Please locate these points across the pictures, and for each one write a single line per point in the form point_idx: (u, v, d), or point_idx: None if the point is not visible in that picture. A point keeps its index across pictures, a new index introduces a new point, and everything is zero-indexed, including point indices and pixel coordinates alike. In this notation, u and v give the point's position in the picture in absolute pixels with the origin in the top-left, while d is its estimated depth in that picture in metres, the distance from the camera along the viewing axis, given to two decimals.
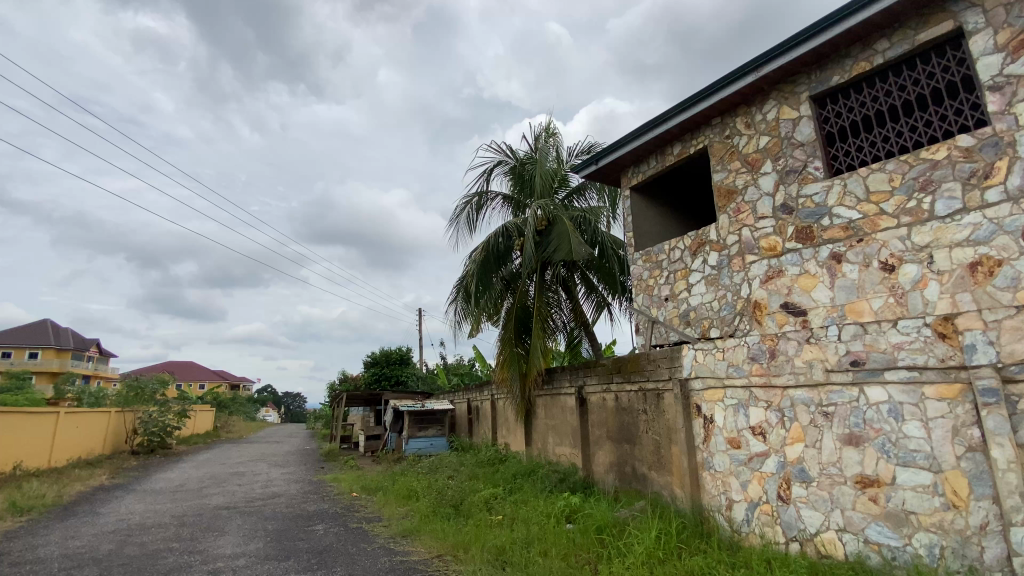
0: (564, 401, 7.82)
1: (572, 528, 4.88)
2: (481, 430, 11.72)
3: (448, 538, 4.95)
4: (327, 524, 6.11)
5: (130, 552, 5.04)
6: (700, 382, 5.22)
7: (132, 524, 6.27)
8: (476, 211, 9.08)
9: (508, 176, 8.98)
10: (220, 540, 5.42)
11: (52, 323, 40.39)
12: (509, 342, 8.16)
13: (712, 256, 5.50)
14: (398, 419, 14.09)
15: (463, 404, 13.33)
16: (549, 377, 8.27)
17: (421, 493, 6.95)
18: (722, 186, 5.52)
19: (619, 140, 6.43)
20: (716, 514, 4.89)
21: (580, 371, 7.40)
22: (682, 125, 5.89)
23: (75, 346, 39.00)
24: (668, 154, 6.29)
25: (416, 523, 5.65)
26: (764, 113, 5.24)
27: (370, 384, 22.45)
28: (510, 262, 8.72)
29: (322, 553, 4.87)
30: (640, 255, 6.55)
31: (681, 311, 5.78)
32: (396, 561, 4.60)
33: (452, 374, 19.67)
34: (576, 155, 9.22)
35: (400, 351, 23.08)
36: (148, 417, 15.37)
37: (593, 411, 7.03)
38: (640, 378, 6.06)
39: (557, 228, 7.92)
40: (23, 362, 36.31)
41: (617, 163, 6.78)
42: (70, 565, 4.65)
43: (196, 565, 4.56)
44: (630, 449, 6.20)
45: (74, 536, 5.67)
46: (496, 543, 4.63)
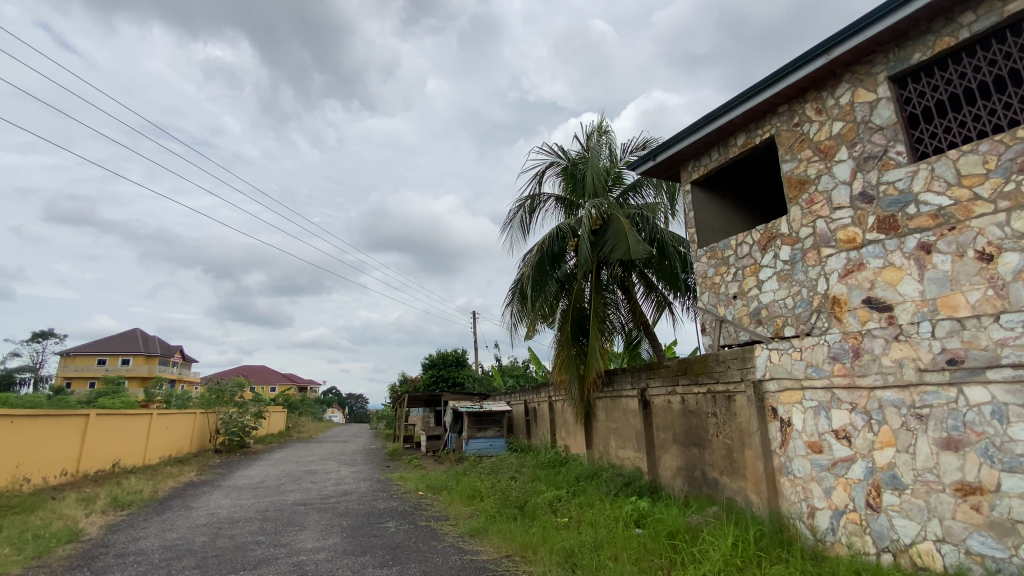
0: (626, 403, 7.68)
1: (642, 533, 4.78)
2: (540, 432, 11.71)
3: (516, 538, 4.98)
4: (398, 522, 6.31)
5: (221, 544, 5.42)
6: (775, 383, 4.98)
7: (221, 518, 6.74)
8: (530, 213, 9.11)
9: (561, 177, 8.95)
10: (300, 534, 5.72)
11: (142, 331, 44.16)
12: (567, 343, 8.11)
13: (784, 250, 5.24)
14: (457, 420, 14.37)
15: (520, 405, 13.38)
16: (610, 379, 8.15)
17: (486, 493, 7.04)
18: (792, 177, 5.25)
19: (677, 134, 6.26)
20: (798, 522, 4.64)
21: (642, 373, 7.25)
22: (745, 115, 5.66)
23: (162, 353, 42.43)
24: (731, 145, 6.05)
25: (483, 522, 5.73)
26: (836, 97, 4.94)
27: (428, 385, 23.06)
28: (565, 263, 8.67)
29: (395, 550, 5.04)
30: (704, 251, 6.34)
31: (752, 309, 5.54)
32: (466, 560, 4.69)
33: (508, 375, 19.82)
34: (631, 152, 9.06)
35: (456, 353, 23.56)
36: (228, 417, 16.52)
37: (657, 413, 6.87)
38: (709, 380, 5.86)
39: (613, 227, 7.80)
40: (118, 367, 39.98)
41: (677, 158, 6.60)
42: (168, 555, 5.06)
43: (281, 558, 4.84)
44: (700, 453, 6.00)
45: (171, 529, 6.17)
46: (564, 545, 4.60)
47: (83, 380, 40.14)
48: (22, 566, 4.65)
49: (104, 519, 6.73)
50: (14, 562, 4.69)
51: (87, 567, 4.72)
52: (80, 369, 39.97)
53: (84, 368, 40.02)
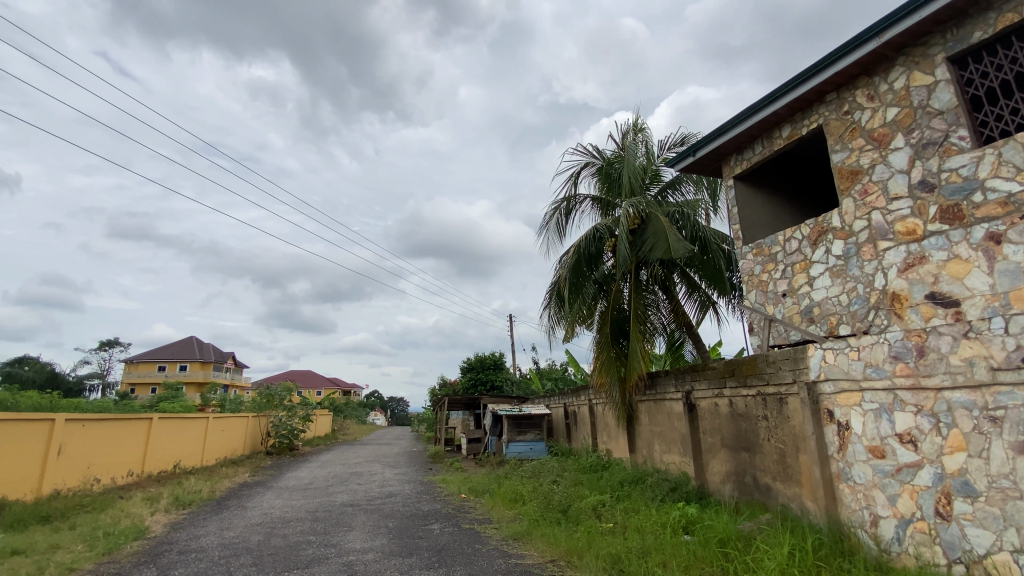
0: (670, 406, 7.50)
1: (691, 540, 4.64)
2: (580, 436, 11.58)
3: (560, 543, 4.94)
4: (442, 524, 6.36)
5: (275, 543, 5.62)
6: (831, 384, 4.74)
7: (274, 518, 6.99)
8: (565, 215, 9.05)
9: (596, 177, 8.85)
10: (349, 535, 5.86)
11: (198, 339, 46.53)
12: (607, 345, 7.99)
13: (837, 244, 5.00)
14: (497, 423, 14.41)
15: (560, 408, 13.28)
16: (652, 381, 7.99)
17: (528, 497, 7.00)
18: (843, 167, 5.00)
19: (718, 129, 6.09)
20: (859, 531, 4.39)
21: (686, 375, 7.06)
22: (791, 105, 5.44)
23: (215, 359, 44.55)
24: (776, 137, 5.82)
25: (527, 526, 5.70)
26: (890, 82, 4.68)
27: (467, 388, 23.25)
28: (603, 264, 8.56)
29: (441, 552, 5.08)
30: (749, 247, 6.13)
31: (803, 308, 5.30)
32: (511, 563, 4.68)
33: (547, 378, 19.74)
34: (668, 149, 8.87)
35: (494, 355, 23.68)
36: (278, 420, 17.18)
37: (703, 417, 6.67)
38: (758, 382, 5.65)
39: (652, 225, 7.65)
40: (177, 373, 42.30)
41: (718, 152, 6.42)
42: (227, 553, 5.28)
43: (332, 558, 4.97)
44: (750, 458, 5.78)
45: (228, 528, 6.45)
46: (610, 551, 4.52)
47: (146, 385, 42.62)
48: (94, 562, 4.95)
49: (167, 517, 7.11)
50: (87, 558, 5.01)
51: (153, 563, 4.99)
52: (142, 375, 42.46)
53: (147, 374, 42.52)
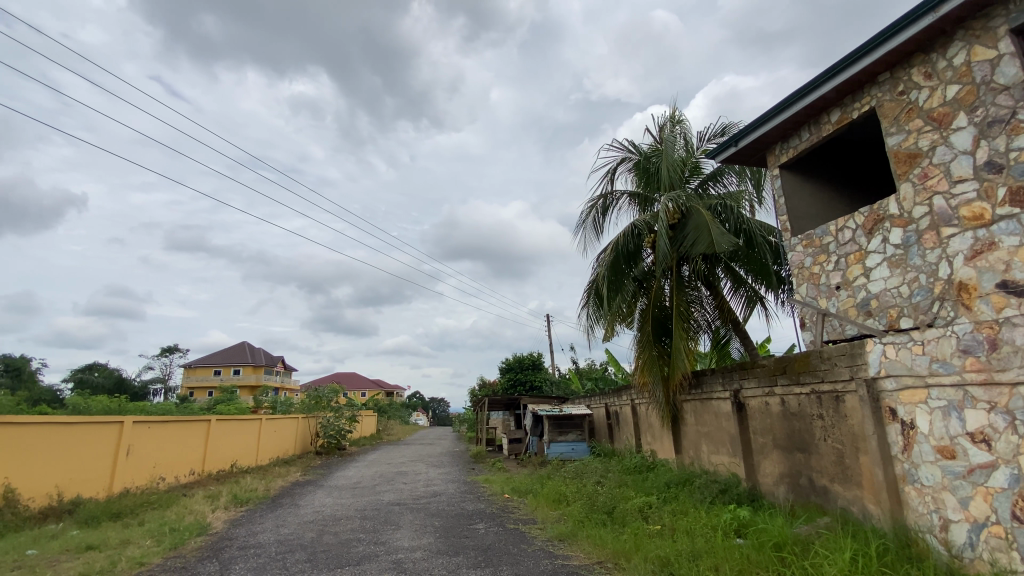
0: (717, 406, 7.28)
1: (744, 544, 4.49)
2: (623, 437, 11.41)
3: (607, 544, 4.87)
4: (487, 524, 6.40)
5: (328, 540, 5.81)
6: (892, 380, 4.48)
7: (326, 515, 7.22)
8: (603, 212, 8.94)
9: (633, 173, 8.71)
10: (397, 533, 5.98)
11: (249, 344, 48.67)
12: (648, 343, 7.82)
13: (895, 232, 4.73)
14: (537, 424, 14.39)
15: (601, 408, 13.13)
16: (697, 380, 7.79)
17: (572, 497, 6.94)
18: (900, 151, 4.73)
19: (761, 117, 5.88)
20: (928, 536, 4.13)
21: (734, 373, 6.84)
22: (839, 88, 5.18)
23: (266, 363, 46.52)
24: (825, 122, 5.56)
25: (572, 527, 5.65)
26: (949, 58, 4.39)
27: (507, 389, 23.35)
28: (642, 261, 8.39)
29: (487, 551, 5.12)
30: (799, 239, 5.88)
31: (859, 300, 5.03)
32: (558, 564, 4.66)
33: (586, 378, 19.56)
34: (708, 140, 8.62)
35: (532, 356, 23.69)
36: (326, 421, 17.75)
37: (753, 416, 6.44)
38: (812, 379, 5.41)
39: (694, 219, 7.44)
40: (231, 377, 44.42)
41: (761, 141, 6.19)
42: (283, 549, 5.49)
43: (382, 555, 5.09)
44: (805, 459, 5.54)
45: (283, 525, 6.71)
46: (659, 553, 4.43)
47: (203, 389, 44.91)
48: (162, 556, 5.26)
49: (227, 514, 7.47)
50: (155, 552, 5.32)
51: (216, 558, 5.24)
52: (200, 380, 44.80)
53: (203, 378, 44.84)
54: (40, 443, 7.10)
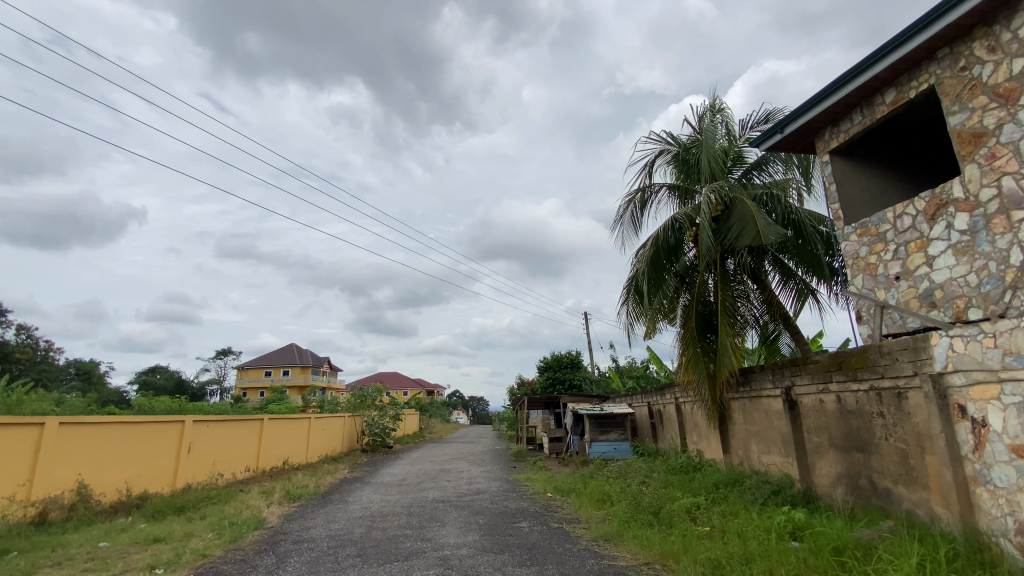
0: (767, 404, 7.02)
1: (800, 547, 4.31)
2: (667, 436, 11.17)
3: (655, 545, 4.77)
4: (531, 522, 6.41)
5: (376, 535, 5.95)
6: (961, 375, 4.19)
7: (373, 512, 7.42)
8: (641, 207, 8.78)
9: (672, 165, 8.51)
10: (443, 530, 6.07)
11: (296, 346, 50.53)
12: (692, 340, 7.60)
13: (960, 217, 4.42)
14: (578, 423, 14.30)
15: (643, 407, 12.90)
16: (745, 377, 7.53)
17: (617, 497, 6.84)
18: (963, 131, 4.41)
19: (808, 101, 5.63)
20: (1002, 541, 3.83)
21: (786, 370, 6.58)
22: (894, 67, 4.89)
23: (312, 364, 48.25)
24: (878, 103, 5.26)
25: (617, 528, 5.57)
26: (1015, 29, 4.08)
27: (546, 388, 23.31)
28: (683, 255, 8.18)
29: (532, 550, 5.12)
30: (853, 227, 5.59)
31: (922, 291, 4.74)
32: (604, 564, 4.61)
33: (627, 377, 19.27)
34: (751, 128, 8.33)
35: (571, 354, 23.58)
36: (371, 420, 18.23)
37: (807, 415, 6.17)
38: (871, 375, 5.14)
39: (737, 211, 7.20)
40: (280, 378, 46.29)
41: (809, 126, 5.93)
42: (334, 543, 5.67)
43: (429, 551, 5.17)
44: (865, 459, 5.27)
45: (333, 520, 6.94)
46: (709, 555, 4.31)
47: (255, 389, 46.96)
48: (223, 548, 5.54)
49: (281, 509, 7.78)
50: (217, 545, 5.60)
51: (272, 551, 5.48)
52: (252, 381, 46.88)
53: (255, 379, 46.93)
54: (110, 441, 7.60)
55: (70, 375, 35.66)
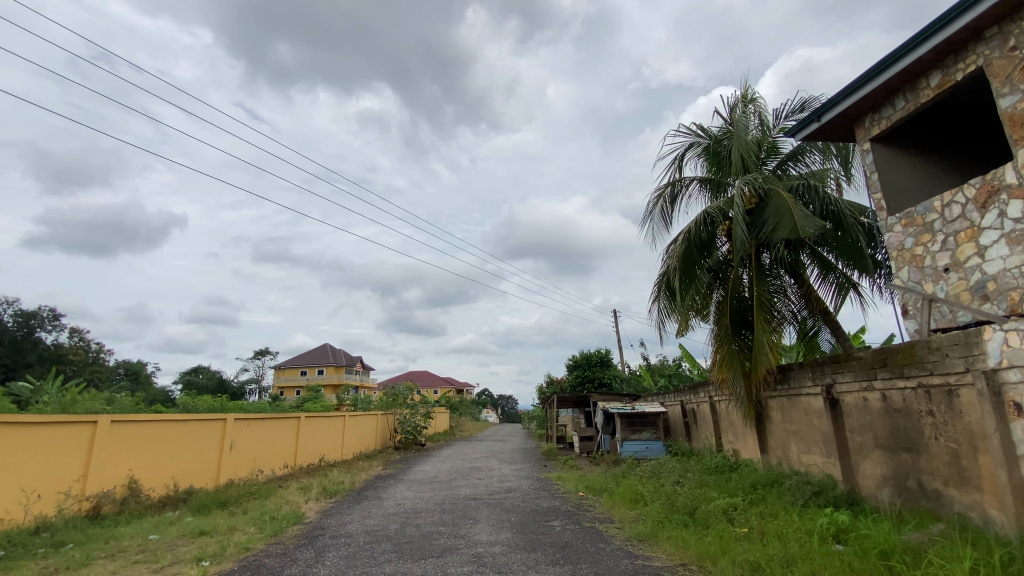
0: (807, 402, 6.80)
1: (844, 550, 4.16)
2: (701, 435, 10.95)
3: (691, 546, 4.68)
4: (563, 521, 6.40)
5: (411, 532, 6.05)
6: (1017, 372, 3.94)
7: (407, 508, 7.54)
8: (671, 202, 8.63)
9: (702, 158, 8.32)
10: (476, 527, 6.11)
11: (329, 346, 51.76)
12: (727, 338, 7.41)
13: (1014, 205, 4.17)
14: (609, 422, 14.18)
15: (676, 406, 12.68)
16: (784, 375, 7.30)
17: (650, 497, 6.75)
18: (1014, 113, 4.17)
19: (846, 88, 5.42)
20: None
21: (826, 367, 6.35)
22: (938, 49, 4.65)
23: (346, 364, 49.35)
24: (922, 87, 5.02)
25: (651, 528, 5.49)
26: None
27: (576, 386, 23.20)
28: (716, 250, 7.99)
29: (565, 549, 5.10)
30: (898, 218, 5.35)
31: (973, 283, 4.50)
32: (638, 564, 4.56)
33: (658, 375, 18.99)
34: (786, 117, 8.05)
35: (601, 352, 23.40)
36: (403, 418, 18.52)
37: (850, 414, 5.95)
38: (919, 372, 4.91)
39: (773, 203, 6.99)
40: (315, 377, 47.54)
41: (849, 114, 5.70)
42: (371, 538, 5.79)
43: (462, 548, 5.22)
44: (913, 460, 5.05)
45: (369, 515, 7.09)
46: (748, 557, 4.21)
47: (291, 389, 48.35)
48: (265, 542, 5.72)
49: (318, 505, 7.99)
50: (259, 539, 5.80)
51: (311, 545, 5.63)
52: (288, 380, 48.27)
53: (291, 378, 48.32)
54: (157, 438, 7.95)
55: (119, 375, 37.49)
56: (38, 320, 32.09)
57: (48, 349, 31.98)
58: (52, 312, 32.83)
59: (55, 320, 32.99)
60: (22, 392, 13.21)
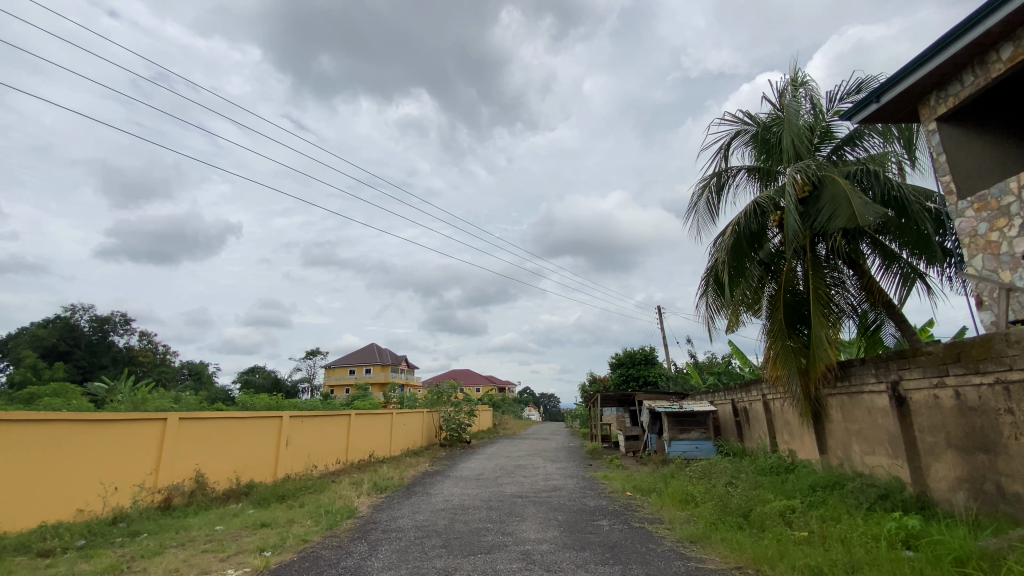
0: (870, 400, 6.43)
1: (914, 557, 3.91)
2: (754, 435, 10.56)
3: (747, 549, 4.51)
4: (611, 520, 6.32)
5: (459, 528, 6.13)
6: None
7: (455, 504, 7.66)
8: (717, 192, 8.35)
9: (750, 146, 8.00)
10: (523, 525, 6.13)
11: (376, 346, 53.22)
12: (780, 334, 7.10)
13: None
14: (655, 420, 13.91)
15: (726, 405, 12.28)
16: (844, 372, 6.92)
17: (701, 498, 6.57)
18: None
19: (907, 65, 5.07)
20: None
21: (891, 363, 5.98)
22: (1009, 20, 4.29)
23: (392, 363, 50.63)
24: (993, 61, 4.64)
25: (704, 530, 5.34)
26: None
27: (620, 385, 22.86)
28: (767, 242, 7.67)
29: (614, 549, 5.04)
30: (969, 201, 4.96)
31: None
32: (691, 566, 4.45)
33: (707, 373, 18.42)
34: (841, 100, 7.63)
35: (645, 350, 22.93)
36: (448, 416, 18.81)
37: (919, 412, 5.58)
38: (996, 367, 4.55)
39: (829, 191, 6.64)
40: (363, 376, 49.00)
41: (912, 92, 5.33)
42: (421, 533, 5.92)
43: (510, 545, 5.26)
44: (991, 462, 4.69)
45: (418, 511, 7.25)
46: (808, 562, 4.02)
47: (340, 387, 50.03)
48: (321, 535, 5.95)
49: (370, 500, 8.24)
50: (315, 531, 6.03)
51: (364, 538, 5.81)
52: (337, 379, 50.00)
53: (340, 377, 50.01)
54: (221, 434, 8.41)
55: (184, 375, 39.91)
56: (112, 324, 34.51)
57: (121, 352, 34.42)
58: (123, 318, 35.25)
59: (126, 325, 35.40)
60: (100, 391, 14.25)
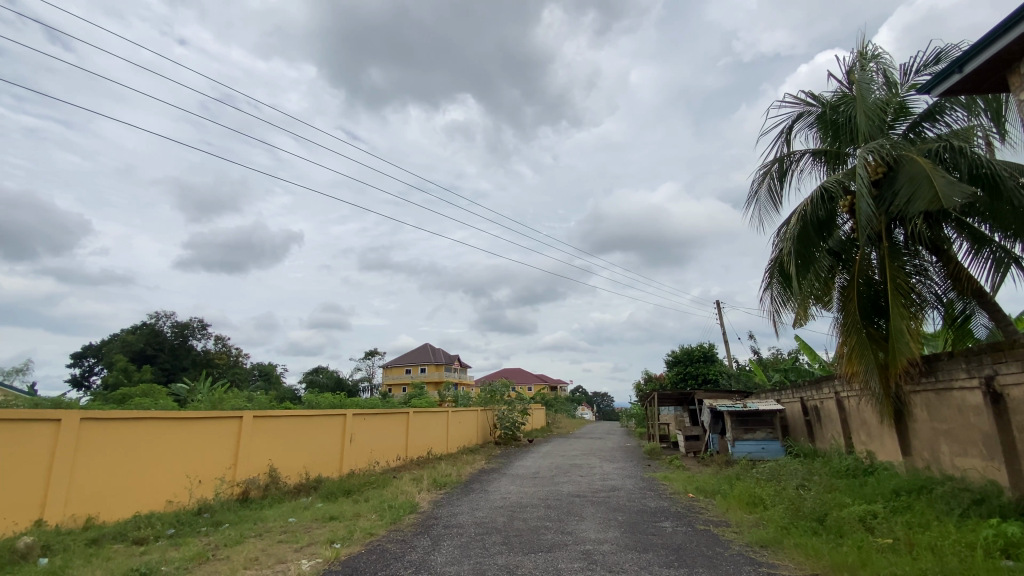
0: (961, 397, 5.88)
1: (1017, 568, 3.56)
2: (827, 435, 9.94)
3: (824, 556, 4.26)
4: (674, 522, 6.15)
5: (519, 525, 6.17)
6: None
7: (513, 502, 7.71)
8: (779, 179, 7.93)
9: (816, 127, 7.55)
10: (583, 524, 6.10)
11: (429, 346, 54.44)
12: (855, 326, 6.64)
13: None
14: (717, 420, 13.41)
15: (794, 403, 11.64)
16: (929, 366, 6.37)
17: (771, 501, 6.26)
18: None
19: (992, 31, 4.60)
20: None
21: (984, 356, 5.45)
22: None
23: (446, 363, 51.63)
24: None
25: (775, 534, 5.09)
26: None
27: (677, 384, 22.19)
28: (836, 229, 7.21)
29: (679, 551, 4.89)
30: None
31: None
32: (762, 571, 4.26)
33: (771, 371, 17.55)
34: (918, 72, 7.04)
35: (704, 348, 22.12)
36: (502, 414, 18.97)
37: (1019, 411, 5.04)
38: None
39: (906, 171, 6.16)
40: (418, 376, 50.29)
41: (998, 59, 4.83)
42: (480, 530, 6.01)
43: (571, 545, 5.23)
44: None
45: (477, 508, 7.36)
46: (894, 571, 3.75)
47: (397, 387, 51.60)
48: (385, 529, 6.15)
49: (430, 496, 8.45)
50: (380, 525, 6.26)
51: (427, 533, 5.97)
52: (395, 379, 51.58)
53: (397, 377, 51.54)
54: (291, 431, 8.89)
55: (255, 376, 42.52)
56: (191, 330, 37.26)
57: (199, 355, 37.13)
58: (201, 323, 38.00)
59: (203, 330, 38.08)
60: (182, 391, 15.41)
